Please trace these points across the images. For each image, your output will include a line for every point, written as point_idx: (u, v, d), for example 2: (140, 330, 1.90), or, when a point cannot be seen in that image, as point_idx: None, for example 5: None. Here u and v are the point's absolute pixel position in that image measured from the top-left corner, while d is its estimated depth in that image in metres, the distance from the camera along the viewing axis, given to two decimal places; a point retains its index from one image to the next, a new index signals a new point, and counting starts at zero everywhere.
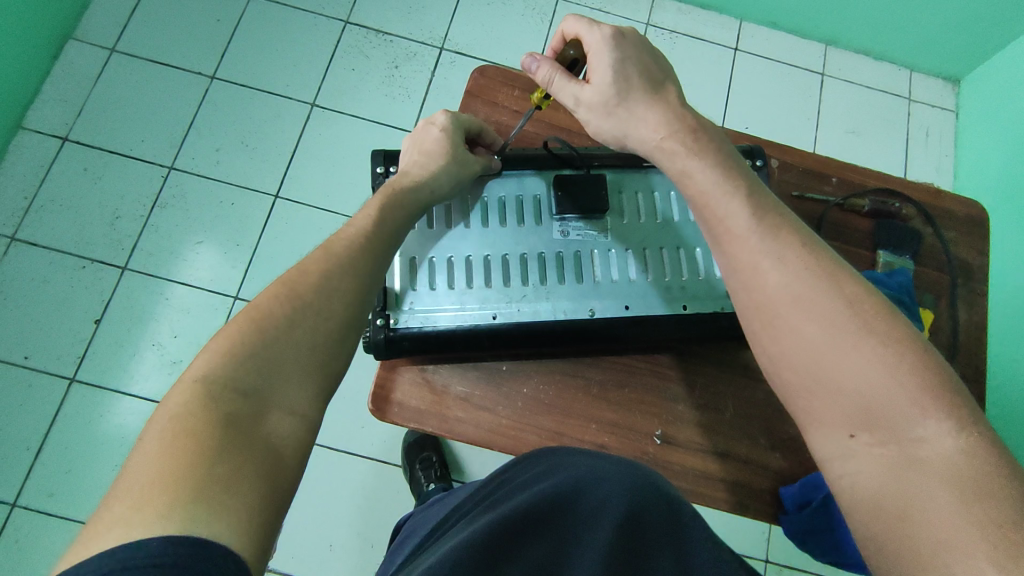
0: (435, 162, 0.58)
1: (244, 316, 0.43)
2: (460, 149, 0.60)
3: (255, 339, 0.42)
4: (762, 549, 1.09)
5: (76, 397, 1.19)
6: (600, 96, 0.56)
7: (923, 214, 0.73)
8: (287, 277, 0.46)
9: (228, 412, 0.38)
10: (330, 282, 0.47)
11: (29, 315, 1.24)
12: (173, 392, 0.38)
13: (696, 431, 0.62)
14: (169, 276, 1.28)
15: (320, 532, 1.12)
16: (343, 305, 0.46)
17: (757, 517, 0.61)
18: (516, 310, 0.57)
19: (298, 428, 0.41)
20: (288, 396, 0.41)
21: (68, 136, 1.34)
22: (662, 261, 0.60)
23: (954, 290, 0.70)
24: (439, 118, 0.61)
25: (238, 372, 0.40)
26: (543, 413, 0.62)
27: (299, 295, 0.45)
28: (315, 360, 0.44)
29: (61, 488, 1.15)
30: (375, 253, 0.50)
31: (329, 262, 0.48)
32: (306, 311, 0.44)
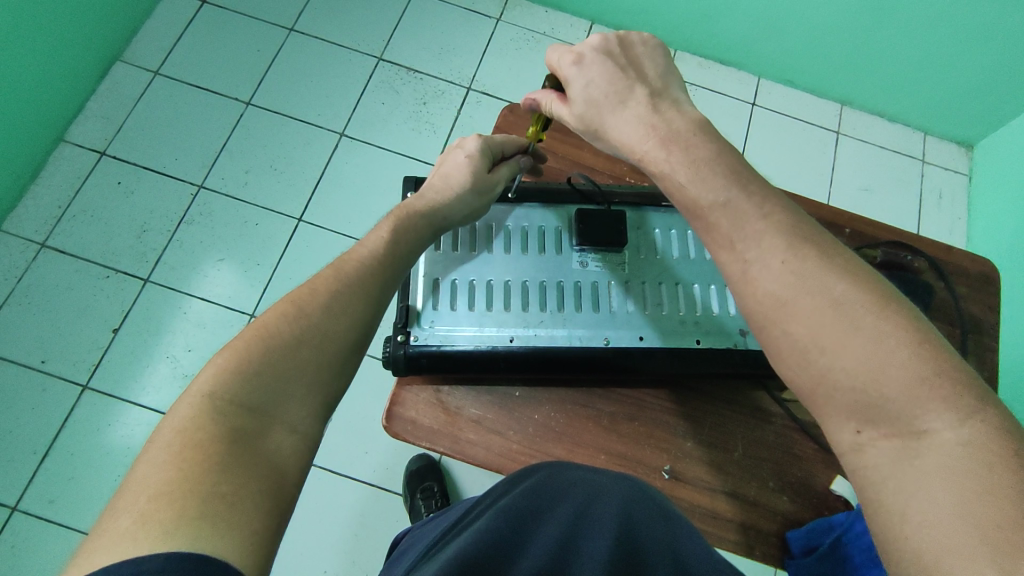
0: (454, 190, 0.59)
1: (251, 331, 0.43)
2: (482, 178, 0.60)
3: (263, 356, 0.42)
4: None
5: (86, 404, 1.21)
6: (578, 118, 0.56)
7: (935, 268, 0.74)
8: (295, 295, 0.47)
9: (234, 427, 0.38)
10: (339, 304, 0.47)
11: (51, 319, 1.27)
12: (181, 404, 0.39)
13: (702, 468, 0.63)
14: (188, 291, 1.31)
15: (315, 557, 1.11)
16: (350, 327, 0.47)
17: (763, 560, 0.61)
18: (533, 333, 0.59)
19: (299, 445, 0.41)
20: (291, 413, 0.41)
21: (106, 150, 1.40)
22: (676, 296, 0.62)
23: (966, 343, 0.70)
24: (472, 145, 0.61)
25: (245, 388, 0.40)
26: (553, 439, 0.62)
27: (307, 315, 0.45)
28: (320, 379, 0.44)
29: (62, 495, 1.15)
30: (382, 276, 0.51)
31: (340, 285, 0.48)
32: (313, 333, 0.44)
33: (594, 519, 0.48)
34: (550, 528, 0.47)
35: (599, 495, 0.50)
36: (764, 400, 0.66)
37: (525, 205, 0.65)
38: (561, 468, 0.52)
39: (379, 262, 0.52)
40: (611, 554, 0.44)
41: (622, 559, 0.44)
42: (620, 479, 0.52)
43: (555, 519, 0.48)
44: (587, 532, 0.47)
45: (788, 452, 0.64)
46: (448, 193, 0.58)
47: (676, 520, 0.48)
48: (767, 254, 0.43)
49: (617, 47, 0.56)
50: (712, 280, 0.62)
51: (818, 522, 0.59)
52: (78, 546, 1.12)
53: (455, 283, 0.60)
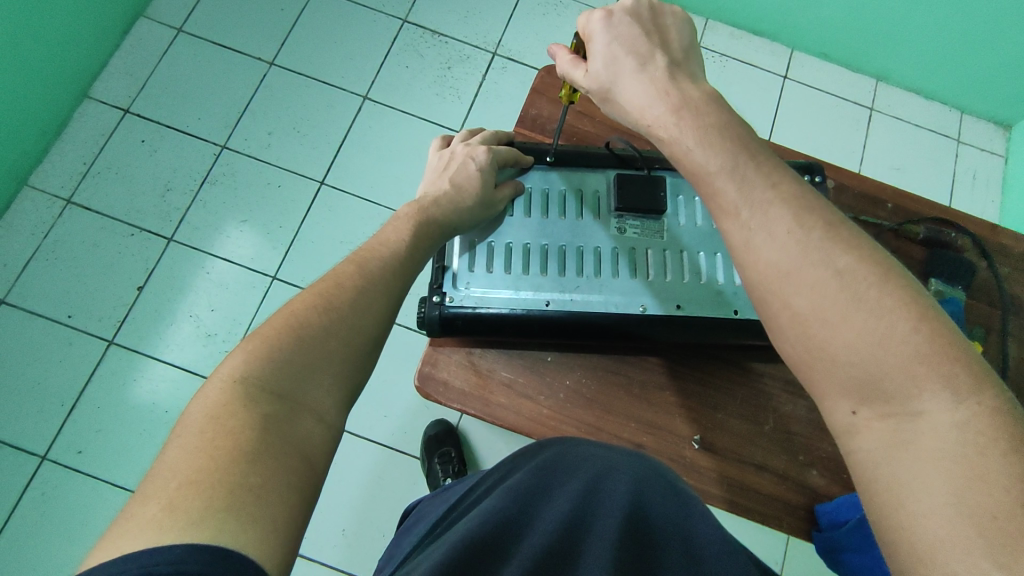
0: (458, 193, 0.57)
1: (280, 321, 0.43)
2: (488, 189, 0.58)
3: (290, 345, 0.41)
4: None
5: (112, 359, 1.23)
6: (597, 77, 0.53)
7: (979, 247, 0.71)
8: (321, 288, 0.46)
9: (263, 414, 0.37)
10: (364, 301, 0.47)
11: (76, 275, 1.28)
12: (210, 390, 0.38)
13: (732, 439, 0.63)
14: (211, 251, 1.31)
15: (335, 516, 1.13)
16: (375, 329, 0.46)
17: (789, 532, 0.61)
18: (569, 298, 0.58)
19: (326, 433, 0.40)
20: (317, 402, 0.40)
21: (130, 108, 1.40)
22: (717, 265, 0.60)
23: (1006, 326, 0.69)
24: (481, 155, 0.60)
25: (274, 376, 0.39)
26: (584, 406, 0.62)
27: (335, 308, 0.45)
28: (345, 373, 0.43)
29: (89, 447, 1.18)
30: (402, 280, 0.51)
31: (365, 284, 0.48)
32: (340, 326, 0.44)
33: (607, 493, 0.47)
34: (559, 502, 0.47)
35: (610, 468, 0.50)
36: (797, 374, 0.65)
37: (564, 169, 0.63)
38: (576, 446, 0.53)
39: (398, 264, 0.51)
40: (621, 531, 0.44)
41: (629, 541, 0.44)
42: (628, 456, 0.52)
43: (565, 492, 0.48)
44: (601, 506, 0.46)
45: (818, 427, 0.64)
46: (456, 195, 0.57)
47: (688, 501, 0.48)
48: (808, 225, 0.41)
49: (646, 14, 0.53)
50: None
51: (849, 497, 0.59)
52: (104, 496, 1.15)
53: (491, 246, 0.59)
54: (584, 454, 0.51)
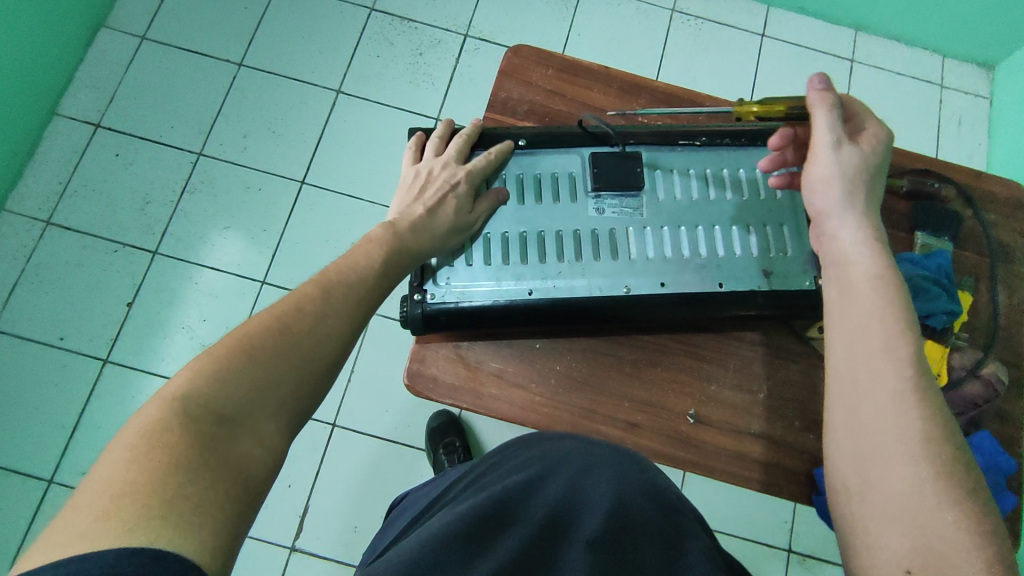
0: (432, 219, 0.57)
1: (234, 340, 0.42)
2: (458, 209, 0.57)
3: (239, 365, 0.41)
4: (784, 539, 1.09)
5: (108, 377, 1.23)
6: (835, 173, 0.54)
7: (963, 195, 0.71)
8: (280, 308, 0.46)
9: (204, 431, 0.37)
10: (323, 326, 0.46)
11: (63, 296, 1.27)
12: (150, 403, 0.38)
13: (727, 410, 0.63)
14: (196, 261, 1.30)
15: (346, 513, 1.14)
16: (330, 350, 0.46)
17: (790, 497, 0.61)
18: (551, 285, 0.57)
19: (267, 456, 0.40)
20: (262, 428, 0.40)
21: (100, 122, 1.37)
22: (699, 238, 0.59)
23: (994, 273, 0.69)
24: (456, 180, 0.59)
25: (221, 394, 0.39)
26: (576, 390, 0.62)
27: (291, 331, 0.44)
28: (294, 396, 0.43)
29: None
30: (362, 304, 0.50)
31: (323, 306, 0.47)
32: (294, 351, 0.44)
33: (585, 491, 0.48)
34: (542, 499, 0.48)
35: (595, 463, 0.50)
36: (789, 340, 0.65)
37: (537, 152, 0.62)
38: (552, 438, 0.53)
39: (361, 289, 0.51)
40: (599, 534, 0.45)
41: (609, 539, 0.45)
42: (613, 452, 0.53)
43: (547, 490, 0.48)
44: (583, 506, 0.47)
45: (813, 391, 0.64)
46: (426, 220, 0.57)
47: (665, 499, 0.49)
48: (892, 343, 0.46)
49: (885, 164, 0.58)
50: (749, 222, 0.60)
51: None
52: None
53: (468, 238, 0.58)
54: (560, 446, 0.52)
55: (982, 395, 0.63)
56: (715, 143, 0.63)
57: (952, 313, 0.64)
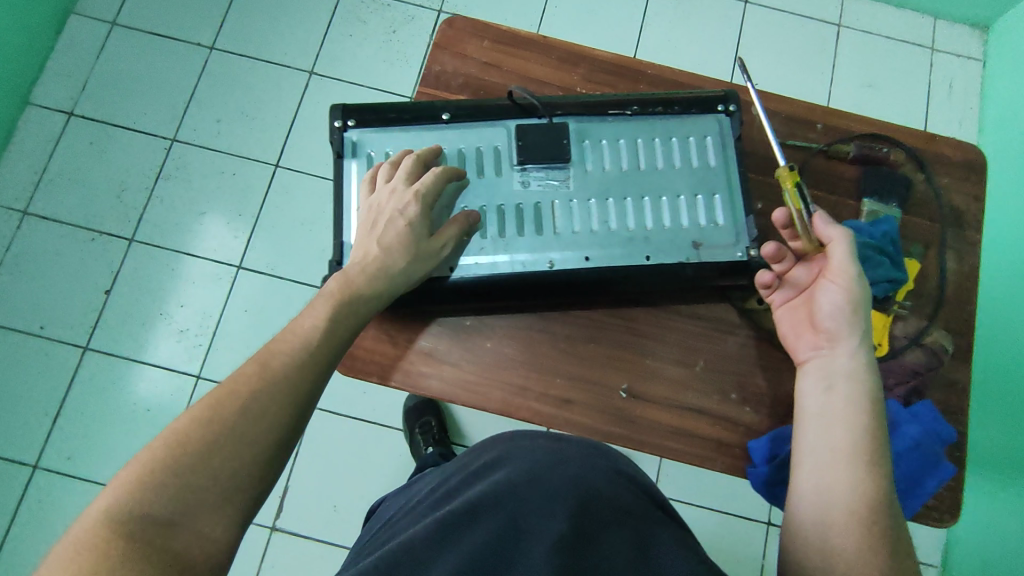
0: (389, 259, 0.53)
1: (169, 436, 0.43)
2: (419, 244, 0.53)
3: (173, 464, 0.41)
4: (763, 512, 1.09)
5: (90, 363, 1.24)
6: (861, 300, 0.53)
7: (914, 159, 0.68)
8: (217, 394, 0.45)
9: (138, 536, 0.39)
10: (259, 405, 0.45)
11: (43, 285, 1.28)
12: (92, 508, 0.39)
13: (664, 384, 0.62)
14: (172, 247, 1.31)
15: (326, 493, 1.15)
16: (273, 428, 0.45)
17: (725, 470, 0.61)
18: (473, 262, 0.56)
19: (208, 548, 0.41)
20: (204, 518, 0.41)
21: (74, 110, 1.37)
22: (628, 210, 0.58)
23: (945, 240, 0.67)
24: (408, 208, 0.54)
25: (156, 498, 0.40)
26: (508, 366, 0.61)
27: (225, 419, 0.44)
28: (238, 486, 0.43)
29: (78, 451, 1.20)
30: (311, 373, 0.48)
31: (262, 379, 0.46)
32: (229, 440, 0.43)
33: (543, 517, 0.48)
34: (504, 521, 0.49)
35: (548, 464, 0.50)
36: (727, 313, 0.64)
37: (461, 125, 0.60)
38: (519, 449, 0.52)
39: (305, 355, 0.49)
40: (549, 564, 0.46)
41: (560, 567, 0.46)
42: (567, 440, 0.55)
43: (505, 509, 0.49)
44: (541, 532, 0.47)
45: (751, 363, 0.63)
46: (388, 261, 0.53)
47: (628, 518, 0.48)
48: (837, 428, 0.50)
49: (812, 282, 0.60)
50: (681, 191, 0.58)
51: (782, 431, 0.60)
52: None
53: None
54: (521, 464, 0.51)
55: (924, 363, 0.62)
56: (647, 111, 0.60)
57: (895, 281, 0.62)
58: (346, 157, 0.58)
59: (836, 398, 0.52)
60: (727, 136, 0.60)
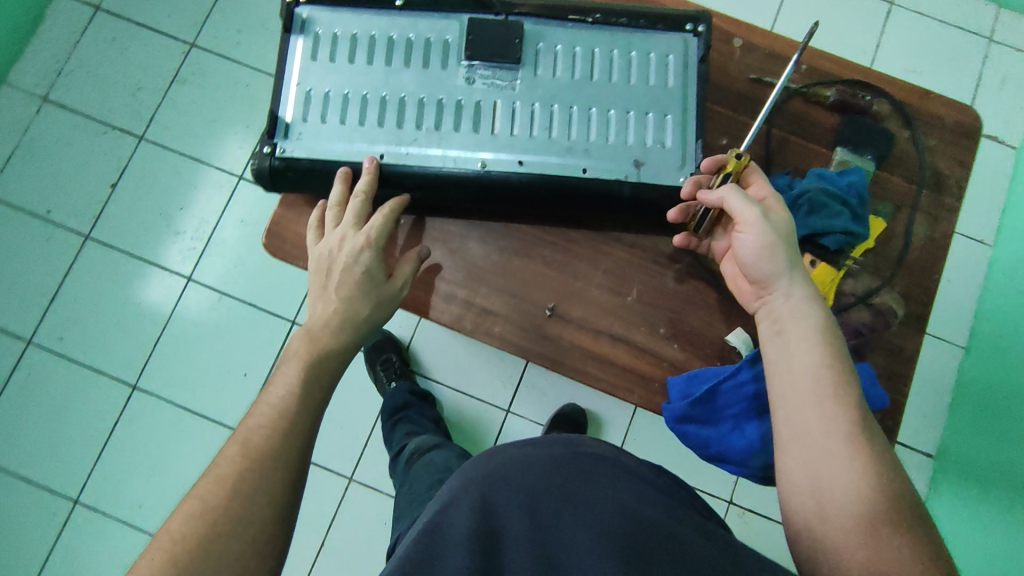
0: (351, 308, 0.52)
1: (156, 548, 0.37)
2: (382, 287, 0.53)
3: (173, 573, 0.35)
4: (728, 491, 1.03)
5: (89, 253, 1.14)
6: (751, 263, 0.51)
7: (899, 113, 0.64)
8: (199, 491, 0.39)
9: None
10: (252, 486, 0.40)
11: (48, 172, 1.16)
12: None
13: (592, 310, 0.60)
14: (207, 159, 1.17)
15: None
16: (267, 506, 0.39)
17: (641, 404, 0.60)
18: (404, 151, 0.55)
19: None
20: None
21: (101, 4, 1.21)
22: (571, 119, 0.56)
23: (918, 202, 0.62)
24: (362, 255, 0.53)
25: None
26: (436, 269, 0.60)
27: (215, 508, 0.38)
28: (230, 573, 0.36)
29: (71, 334, 1.12)
30: (303, 435, 0.44)
31: (249, 463, 0.40)
32: (225, 531, 0.38)
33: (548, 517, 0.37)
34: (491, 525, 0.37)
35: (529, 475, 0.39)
36: (669, 247, 0.61)
37: (414, 14, 0.58)
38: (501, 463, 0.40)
39: (292, 420, 0.44)
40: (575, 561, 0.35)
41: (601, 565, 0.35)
42: (573, 459, 0.40)
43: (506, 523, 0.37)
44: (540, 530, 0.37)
45: (685, 301, 0.61)
46: (351, 315, 0.51)
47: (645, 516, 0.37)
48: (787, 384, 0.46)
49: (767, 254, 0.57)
50: (630, 107, 0.56)
51: (702, 371, 0.58)
52: (85, 381, 1.10)
53: (327, 95, 0.56)
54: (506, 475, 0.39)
55: (868, 324, 0.59)
56: (609, 21, 0.57)
57: (851, 234, 0.58)
58: (294, 34, 0.57)
59: (804, 393, 0.45)
60: (689, 57, 0.57)
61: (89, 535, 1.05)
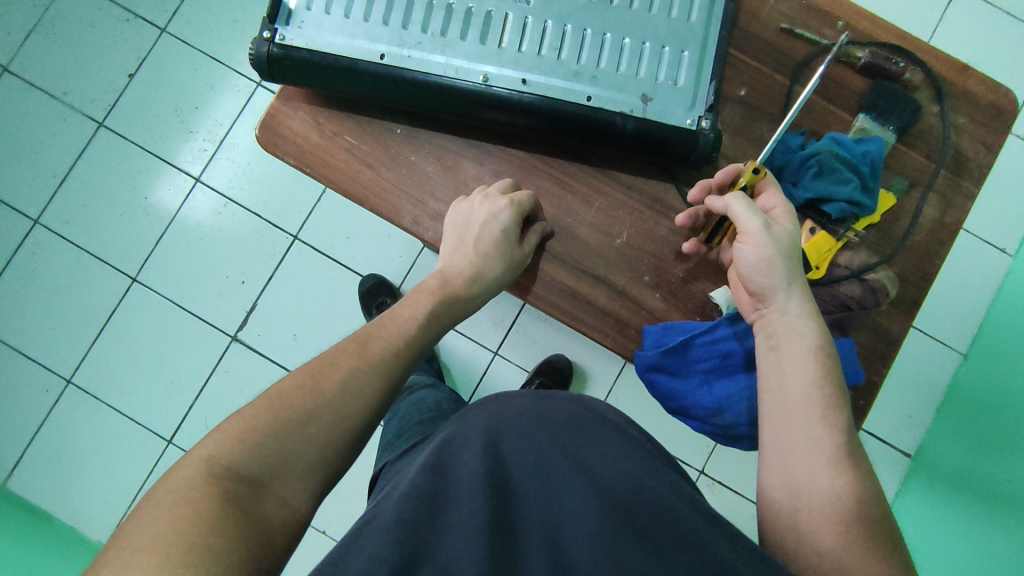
0: (486, 265, 0.53)
1: (264, 401, 0.39)
2: (514, 249, 0.54)
3: (272, 427, 0.37)
4: (700, 459, 1.03)
5: (102, 142, 1.08)
6: (747, 275, 0.49)
7: (932, 86, 0.60)
8: (314, 367, 0.42)
9: (232, 490, 0.34)
10: (358, 385, 0.42)
11: (67, 51, 1.08)
12: (180, 465, 0.34)
13: (578, 248, 0.59)
14: (229, 63, 1.09)
15: (286, 318, 1.05)
16: (360, 413, 0.41)
17: (615, 349, 0.59)
18: (406, 54, 0.53)
19: (289, 521, 0.36)
20: (289, 484, 0.36)
21: None
22: (582, 43, 0.54)
23: (935, 182, 0.60)
24: (503, 214, 0.53)
25: (247, 457, 0.36)
26: (425, 184, 0.59)
27: (322, 389, 0.40)
28: (317, 461, 0.38)
29: (77, 219, 1.07)
30: (408, 362, 0.46)
31: (364, 369, 0.43)
32: (327, 409, 0.40)
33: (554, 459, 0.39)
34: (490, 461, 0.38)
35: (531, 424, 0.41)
36: (668, 195, 0.59)
37: None
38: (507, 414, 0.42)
39: (406, 343, 0.46)
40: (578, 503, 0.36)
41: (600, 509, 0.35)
42: (572, 417, 0.43)
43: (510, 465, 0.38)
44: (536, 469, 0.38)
45: (675, 252, 0.59)
46: (483, 266, 0.53)
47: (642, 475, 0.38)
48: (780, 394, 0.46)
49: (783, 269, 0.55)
50: (646, 37, 0.54)
51: (679, 324, 0.57)
52: (88, 268, 1.06)
53: None
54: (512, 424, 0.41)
55: (857, 299, 0.57)
56: None
57: (855, 204, 0.56)
58: None
59: (792, 410, 0.44)
60: None
61: (81, 418, 1.04)
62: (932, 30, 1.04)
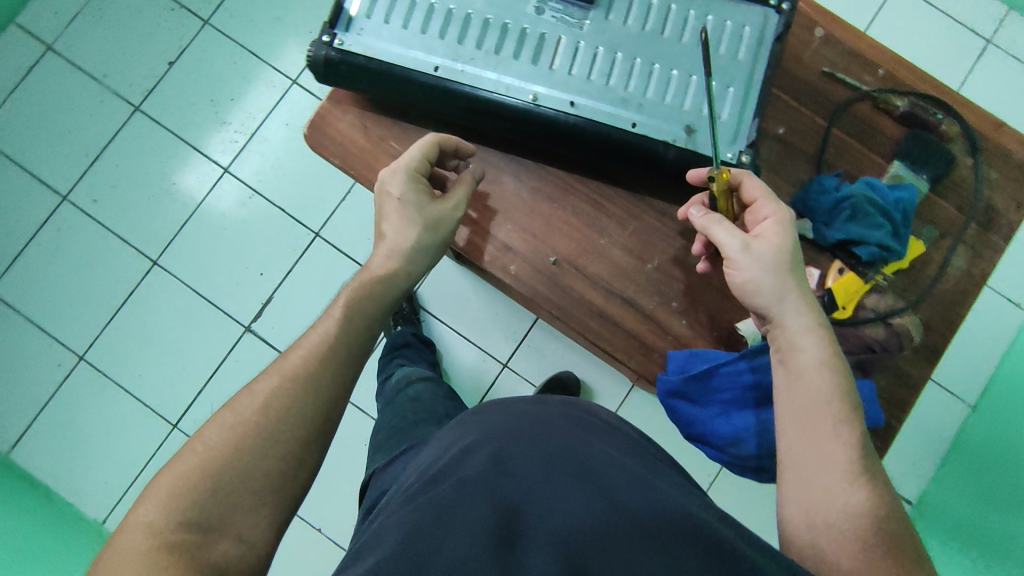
0: (401, 239, 0.52)
1: (190, 451, 0.39)
2: (436, 217, 0.53)
3: (205, 477, 0.38)
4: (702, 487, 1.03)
5: (137, 126, 1.10)
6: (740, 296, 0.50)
7: (968, 139, 0.62)
8: (233, 402, 0.42)
9: (177, 547, 0.35)
10: (282, 404, 0.42)
11: (112, 35, 1.11)
12: (122, 535, 0.36)
13: (609, 268, 0.60)
14: (268, 60, 1.11)
15: (302, 314, 1.07)
16: (292, 433, 0.41)
17: (637, 370, 0.59)
18: (460, 68, 0.55)
19: (246, 556, 0.37)
20: (241, 523, 0.38)
21: None
22: (631, 71, 0.55)
23: (964, 234, 0.61)
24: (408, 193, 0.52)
25: (188, 508, 0.37)
26: None
27: (247, 422, 0.41)
28: (263, 492, 0.39)
29: (105, 199, 1.09)
30: (339, 368, 0.45)
31: (283, 388, 0.42)
32: (262, 441, 0.40)
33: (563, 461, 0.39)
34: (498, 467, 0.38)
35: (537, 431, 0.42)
36: None
37: None
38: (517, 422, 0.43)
39: (330, 351, 0.45)
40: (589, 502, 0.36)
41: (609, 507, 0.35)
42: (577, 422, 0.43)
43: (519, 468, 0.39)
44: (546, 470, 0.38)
45: (704, 280, 0.60)
46: (397, 245, 0.52)
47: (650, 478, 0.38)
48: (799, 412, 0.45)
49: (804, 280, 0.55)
50: (694, 70, 0.55)
51: (704, 351, 0.57)
52: (110, 247, 1.08)
53: None
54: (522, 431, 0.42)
55: (882, 341, 0.57)
56: None
57: (886, 249, 0.57)
58: None
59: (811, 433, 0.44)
60: (765, 33, 0.56)
61: (89, 394, 1.05)
62: (960, 82, 1.05)
